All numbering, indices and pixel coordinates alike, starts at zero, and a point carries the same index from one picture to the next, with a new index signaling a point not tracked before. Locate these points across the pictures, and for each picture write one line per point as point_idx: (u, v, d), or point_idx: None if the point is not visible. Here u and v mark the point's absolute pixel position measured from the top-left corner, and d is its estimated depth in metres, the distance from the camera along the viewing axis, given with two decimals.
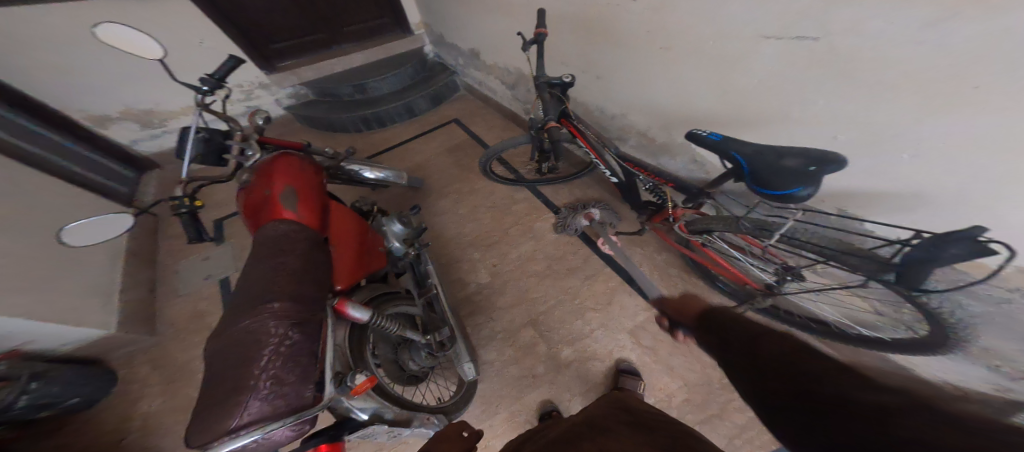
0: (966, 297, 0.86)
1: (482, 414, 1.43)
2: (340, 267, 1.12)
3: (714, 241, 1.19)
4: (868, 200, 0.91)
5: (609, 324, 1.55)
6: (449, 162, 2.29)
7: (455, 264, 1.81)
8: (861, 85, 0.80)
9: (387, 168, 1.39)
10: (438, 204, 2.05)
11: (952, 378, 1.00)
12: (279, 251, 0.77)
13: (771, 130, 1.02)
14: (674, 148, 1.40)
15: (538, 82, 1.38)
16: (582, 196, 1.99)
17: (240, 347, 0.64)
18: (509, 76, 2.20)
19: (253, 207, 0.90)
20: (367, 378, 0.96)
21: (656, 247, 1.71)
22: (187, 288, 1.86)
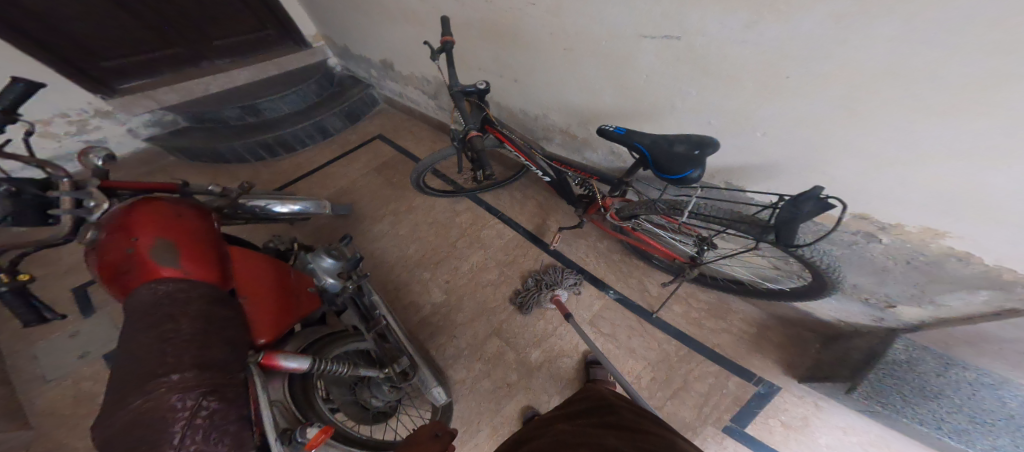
0: (828, 245, 1.05)
1: (464, 434, 1.38)
2: (258, 321, 1.01)
3: (642, 224, 1.26)
4: (741, 172, 1.09)
5: (568, 320, 1.58)
6: (380, 182, 2.19)
7: (405, 288, 1.74)
8: (715, 77, 0.96)
9: (301, 200, 1.30)
10: (377, 230, 1.96)
11: (842, 316, 1.21)
12: (166, 316, 0.67)
13: (661, 119, 1.17)
14: (592, 142, 1.46)
15: (453, 92, 1.35)
16: (523, 197, 2.02)
17: (138, 433, 0.54)
18: (428, 86, 2.16)
19: (113, 270, 0.73)
20: (321, 428, 0.86)
21: (598, 235, 1.77)
22: (57, 373, 1.57)
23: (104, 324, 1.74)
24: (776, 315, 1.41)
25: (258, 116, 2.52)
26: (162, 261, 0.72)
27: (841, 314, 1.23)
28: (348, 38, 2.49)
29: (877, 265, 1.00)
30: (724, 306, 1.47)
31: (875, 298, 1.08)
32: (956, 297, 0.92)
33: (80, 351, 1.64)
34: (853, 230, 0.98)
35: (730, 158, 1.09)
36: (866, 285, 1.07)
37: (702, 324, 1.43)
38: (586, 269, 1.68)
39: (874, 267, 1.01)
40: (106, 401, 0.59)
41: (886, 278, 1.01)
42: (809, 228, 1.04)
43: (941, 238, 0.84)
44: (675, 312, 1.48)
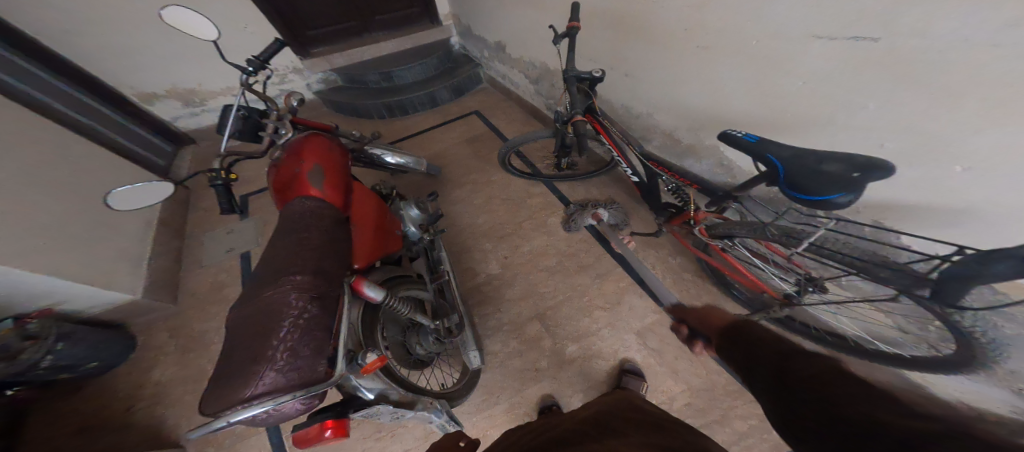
0: (999, 317, 0.83)
1: (482, 402, 1.45)
2: (358, 246, 1.13)
3: (736, 246, 1.18)
4: (906, 213, 0.92)
5: (616, 324, 1.54)
6: (466, 151, 2.29)
7: (468, 253, 1.82)
8: (920, 90, 0.78)
9: (409, 155, 1.42)
10: (456, 194, 2.06)
11: (972, 399, 0.97)
12: (304, 227, 0.82)
13: (813, 134, 1.01)
14: (702, 152, 1.38)
15: (567, 76, 1.38)
16: (598, 194, 1.98)
17: (259, 318, 0.66)
18: (534, 71, 2.19)
19: (281, 184, 0.94)
20: (378, 357, 0.97)
21: (672, 250, 1.69)
22: (211, 260, 1.92)
23: (227, 221, 2.11)
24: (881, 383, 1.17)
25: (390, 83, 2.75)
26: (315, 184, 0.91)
27: (970, 396, 0.98)
28: (469, 14, 2.59)
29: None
30: None
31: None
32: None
33: (229, 246, 1.98)
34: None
35: (900, 191, 0.91)
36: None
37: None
38: (649, 281, 1.62)
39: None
40: (248, 286, 0.74)
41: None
42: (981, 296, 0.83)
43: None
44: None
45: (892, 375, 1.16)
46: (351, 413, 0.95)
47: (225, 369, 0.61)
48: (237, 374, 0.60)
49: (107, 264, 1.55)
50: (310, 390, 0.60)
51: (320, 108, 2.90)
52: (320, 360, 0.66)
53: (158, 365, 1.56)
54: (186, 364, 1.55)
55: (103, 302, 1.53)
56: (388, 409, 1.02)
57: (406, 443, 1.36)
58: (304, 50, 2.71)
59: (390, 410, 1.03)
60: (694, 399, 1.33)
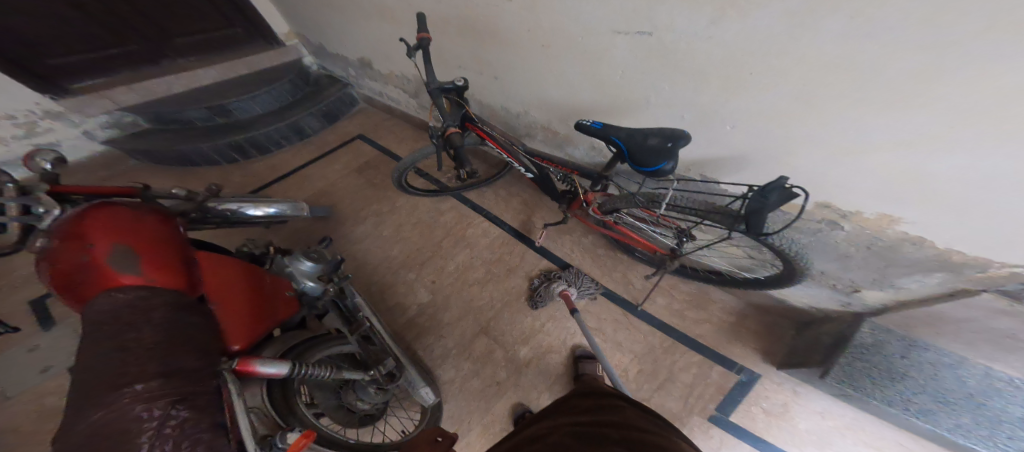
0: (797, 232, 1.09)
1: (456, 432, 1.37)
2: (230, 327, 0.99)
3: (622, 217, 1.28)
4: (714, 165, 1.13)
5: (556, 316, 1.58)
6: (361, 182, 2.16)
7: (391, 289, 1.72)
8: (686, 73, 0.99)
9: (278, 202, 1.26)
10: (359, 231, 1.92)
11: (808, 301, 1.28)
12: (127, 325, 0.59)
13: (639, 114, 1.17)
14: (574, 139, 1.47)
15: (430, 89, 1.33)
16: (507, 194, 2.02)
17: (102, 443, 0.47)
18: (408, 84, 2.14)
19: (60, 278, 0.65)
20: (302, 432, 0.85)
21: (582, 230, 1.79)
22: (16, 388, 1.49)
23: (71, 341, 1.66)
24: (751, 304, 1.45)
25: (227, 117, 2.43)
26: (123, 269, 0.65)
27: (811, 300, 1.28)
28: (321, 35, 2.44)
29: (842, 254, 1.06)
30: (704, 297, 1.51)
31: (840, 282, 1.14)
32: (913, 280, 0.99)
33: (43, 365, 1.56)
34: (818, 219, 1.03)
35: (702, 151, 1.12)
36: (833, 271, 1.12)
37: (682, 315, 1.47)
38: (570, 264, 1.69)
39: (838, 253, 1.06)
40: (63, 417, 0.50)
41: (848, 263, 1.07)
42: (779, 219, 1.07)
43: (894, 225, 0.92)
44: (659, 305, 1.51)
45: (758, 296, 1.42)
46: None
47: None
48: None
49: None
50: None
51: (122, 163, 2.39)
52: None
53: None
54: None
55: None
56: None
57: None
58: (56, 88, 2.14)
59: None
60: (642, 364, 1.38)
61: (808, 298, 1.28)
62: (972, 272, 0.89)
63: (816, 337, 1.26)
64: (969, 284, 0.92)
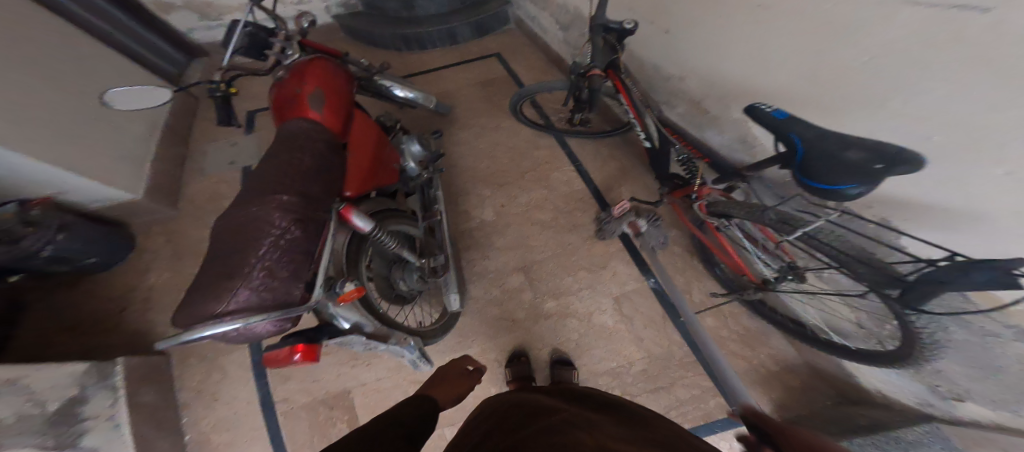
0: (955, 325, 0.79)
1: (457, 342, 1.52)
2: (351, 172, 1.11)
3: (729, 226, 1.16)
4: (918, 209, 0.83)
5: (596, 286, 1.55)
6: (479, 95, 2.23)
7: (464, 197, 1.83)
8: (1000, 83, 0.59)
9: (416, 91, 1.63)
10: (460, 136, 2.03)
11: (884, 388, 1.07)
12: (298, 149, 0.93)
13: (857, 114, 0.87)
14: (724, 124, 1.35)
15: (594, 24, 1.31)
16: (607, 157, 1.91)
17: (247, 233, 0.75)
18: (566, 15, 2.02)
19: (284, 101, 1.10)
20: (355, 289, 1.01)
21: (669, 222, 1.64)
22: (213, 170, 2.09)
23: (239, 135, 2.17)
24: (812, 367, 1.26)
25: (409, 12, 2.62)
26: (312, 106, 1.06)
27: (885, 386, 1.07)
28: None
29: (994, 365, 0.76)
30: (759, 337, 1.34)
31: (944, 384, 0.88)
32: None
33: (231, 159, 2.14)
34: (1012, 325, 0.70)
35: (919, 191, 0.81)
36: (954, 375, 0.85)
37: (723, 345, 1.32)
38: (636, 247, 1.62)
39: (988, 367, 0.77)
40: (236, 204, 0.83)
41: (987, 376, 0.78)
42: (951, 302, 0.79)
43: None
44: (705, 324, 1.38)
45: (830, 364, 1.21)
46: (323, 339, 1.00)
47: (207, 285, 0.70)
48: (220, 288, 0.68)
49: (125, 170, 1.74)
50: (282, 312, 0.68)
51: (334, 34, 2.79)
52: (291, 289, 0.74)
53: (155, 272, 1.72)
54: (178, 274, 1.73)
55: (103, 198, 1.68)
56: (360, 340, 1.05)
57: (378, 372, 1.51)
58: None
59: (362, 341, 1.06)
60: (650, 366, 1.37)
61: (890, 386, 1.05)
62: None
63: (852, 416, 1.09)
64: None
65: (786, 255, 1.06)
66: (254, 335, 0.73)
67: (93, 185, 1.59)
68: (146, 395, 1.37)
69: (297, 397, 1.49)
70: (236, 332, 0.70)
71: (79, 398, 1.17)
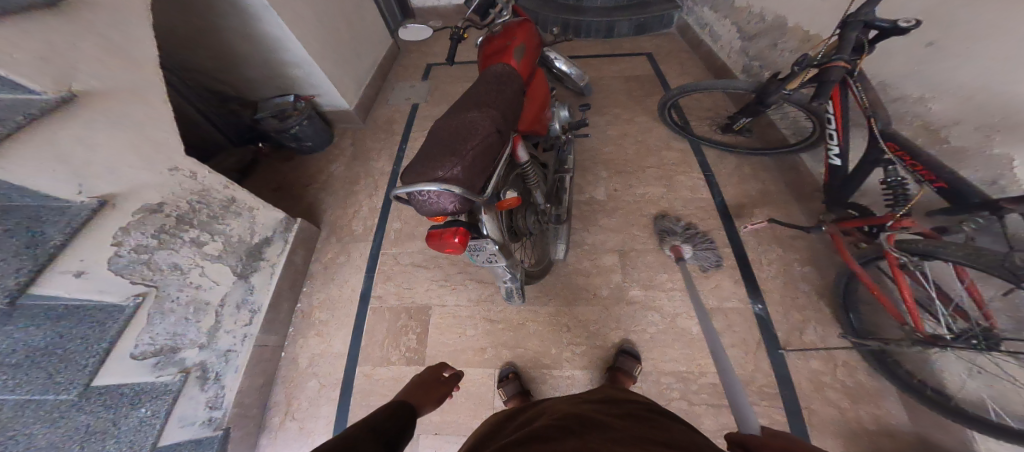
0: None
1: (536, 296, 1.59)
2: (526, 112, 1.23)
3: (918, 269, 0.89)
4: None
5: (691, 292, 1.48)
6: (622, 86, 2.26)
7: (582, 172, 1.90)
8: None
9: (575, 68, 1.77)
10: (594, 118, 2.11)
11: None
12: (504, 84, 1.08)
13: None
14: (975, 160, 0.98)
15: (850, 19, 1.02)
16: (749, 174, 1.76)
17: (458, 131, 0.90)
18: (754, 23, 1.86)
19: (493, 51, 1.27)
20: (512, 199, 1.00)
21: (801, 257, 1.46)
22: (394, 102, 2.43)
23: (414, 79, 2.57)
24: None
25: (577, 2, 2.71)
26: (514, 55, 1.21)
27: None
28: None
29: None
30: (871, 396, 1.16)
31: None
32: None
33: (408, 97, 2.44)
34: None
35: None
36: None
37: (824, 391, 1.19)
38: (751, 268, 1.48)
39: None
40: (452, 110, 0.99)
41: None
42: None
43: None
44: (806, 363, 1.25)
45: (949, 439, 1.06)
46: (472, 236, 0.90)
47: (425, 159, 0.86)
48: (437, 160, 0.84)
49: (351, 89, 2.19)
50: (469, 194, 0.82)
51: None
52: (477, 181, 0.87)
53: (331, 165, 2.17)
54: (347, 170, 2.13)
55: (334, 104, 2.18)
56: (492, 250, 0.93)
57: (461, 299, 1.61)
58: None
59: (493, 253, 0.93)
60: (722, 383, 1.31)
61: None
62: None
63: None
64: None
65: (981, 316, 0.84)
66: (438, 212, 0.87)
67: (337, 95, 2.11)
68: (297, 255, 1.73)
69: (389, 298, 1.66)
70: (430, 206, 0.86)
71: (269, 241, 1.58)
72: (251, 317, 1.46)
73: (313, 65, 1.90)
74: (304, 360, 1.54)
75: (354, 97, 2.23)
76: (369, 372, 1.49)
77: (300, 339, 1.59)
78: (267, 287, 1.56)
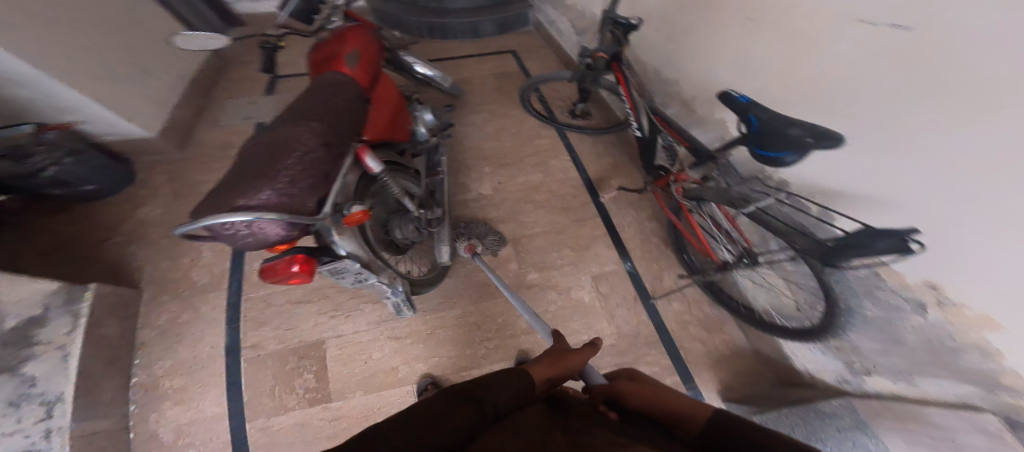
0: (868, 301, 0.98)
1: (440, 303, 1.57)
2: (375, 120, 1.12)
3: (700, 210, 1.23)
4: (856, 198, 0.91)
5: (578, 265, 1.64)
6: (492, 85, 2.36)
7: (465, 170, 1.93)
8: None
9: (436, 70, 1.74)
10: (469, 118, 2.16)
11: (812, 369, 1.20)
12: (334, 92, 0.95)
13: (886, 158, 0.81)
14: (712, 125, 1.37)
15: (606, 17, 1.40)
16: (606, 153, 2.01)
17: (272, 147, 0.75)
18: (582, 20, 2.12)
19: (324, 57, 1.15)
20: (362, 212, 0.84)
21: (651, 215, 1.74)
22: (226, 123, 2.17)
23: (255, 96, 2.33)
24: (759, 353, 1.37)
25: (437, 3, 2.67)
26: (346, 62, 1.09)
27: (815, 367, 1.20)
28: None
29: (894, 335, 0.95)
30: (718, 324, 1.46)
31: (857, 360, 1.06)
32: (937, 383, 0.88)
33: (247, 116, 2.22)
34: (908, 297, 0.88)
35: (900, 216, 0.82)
36: (866, 350, 1.03)
37: (684, 324, 1.45)
38: (619, 232, 1.70)
39: (893, 335, 0.95)
40: (273, 124, 0.84)
41: (891, 348, 0.97)
42: (865, 281, 0.97)
43: (989, 332, 0.73)
44: (671, 307, 1.49)
45: (769, 347, 1.33)
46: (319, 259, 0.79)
47: (228, 187, 0.69)
48: (243, 186, 0.68)
49: (145, 109, 1.86)
50: (294, 217, 0.67)
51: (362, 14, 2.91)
52: (303, 201, 0.71)
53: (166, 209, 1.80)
54: None
55: (118, 132, 1.82)
56: (353, 268, 0.85)
57: (358, 326, 1.52)
58: None
59: (355, 271, 0.86)
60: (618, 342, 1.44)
61: (814, 365, 1.20)
62: (1006, 398, 0.74)
63: (784, 393, 1.21)
64: (987, 403, 0.77)
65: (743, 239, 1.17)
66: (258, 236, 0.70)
67: (116, 118, 1.75)
68: (109, 327, 1.35)
69: (269, 344, 1.47)
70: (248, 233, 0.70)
71: (44, 320, 1.21)
72: (46, 412, 1.10)
73: (53, 83, 1.52)
74: (167, 440, 1.28)
75: (150, 117, 1.88)
76: (267, 424, 1.31)
77: (153, 414, 1.32)
78: (67, 374, 1.17)
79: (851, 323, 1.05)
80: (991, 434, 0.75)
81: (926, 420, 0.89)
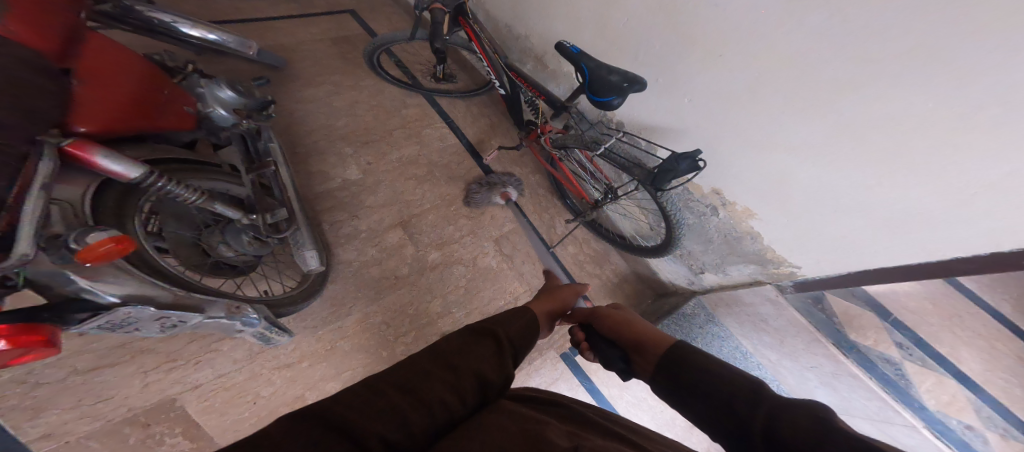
0: (688, 215, 1.28)
1: (332, 315, 1.31)
2: (94, 109, 0.59)
3: (569, 156, 1.32)
4: (660, 135, 1.23)
5: (476, 232, 1.60)
6: (333, 52, 2.01)
7: (324, 156, 1.63)
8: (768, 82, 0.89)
9: (222, 29, 1.11)
10: (312, 93, 1.79)
11: (668, 276, 1.52)
12: None
13: (673, 96, 1.13)
14: (558, 78, 1.50)
15: None
16: (479, 114, 1.96)
17: None
18: None
19: None
20: (119, 238, 0.53)
21: (532, 169, 1.80)
22: None
23: None
24: (636, 272, 1.62)
25: None
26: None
27: (671, 275, 1.51)
28: None
29: (708, 236, 1.26)
30: (606, 255, 1.64)
31: (694, 264, 1.38)
32: (740, 268, 1.25)
33: None
34: (707, 204, 1.21)
35: (680, 143, 1.18)
36: (695, 254, 1.35)
37: (582, 264, 1.57)
38: None
39: (705, 237, 1.27)
40: None
41: (709, 247, 1.28)
42: (681, 197, 1.26)
43: (750, 220, 1.12)
44: (567, 252, 1.60)
45: (645, 267, 1.59)
46: (59, 324, 0.52)
47: None
48: None
49: None
50: None
51: None
52: None
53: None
54: None
55: None
56: (147, 314, 0.62)
57: (218, 369, 1.13)
58: None
59: (152, 316, 0.63)
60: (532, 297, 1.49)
61: (669, 274, 1.51)
62: (771, 267, 1.15)
63: (661, 305, 1.51)
64: (765, 276, 1.19)
65: (604, 178, 1.30)
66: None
67: None
68: None
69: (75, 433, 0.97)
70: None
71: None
72: None
73: None
74: None
75: None
76: None
77: None
78: None
79: (684, 236, 1.33)
80: (768, 298, 1.19)
81: (738, 300, 1.28)
